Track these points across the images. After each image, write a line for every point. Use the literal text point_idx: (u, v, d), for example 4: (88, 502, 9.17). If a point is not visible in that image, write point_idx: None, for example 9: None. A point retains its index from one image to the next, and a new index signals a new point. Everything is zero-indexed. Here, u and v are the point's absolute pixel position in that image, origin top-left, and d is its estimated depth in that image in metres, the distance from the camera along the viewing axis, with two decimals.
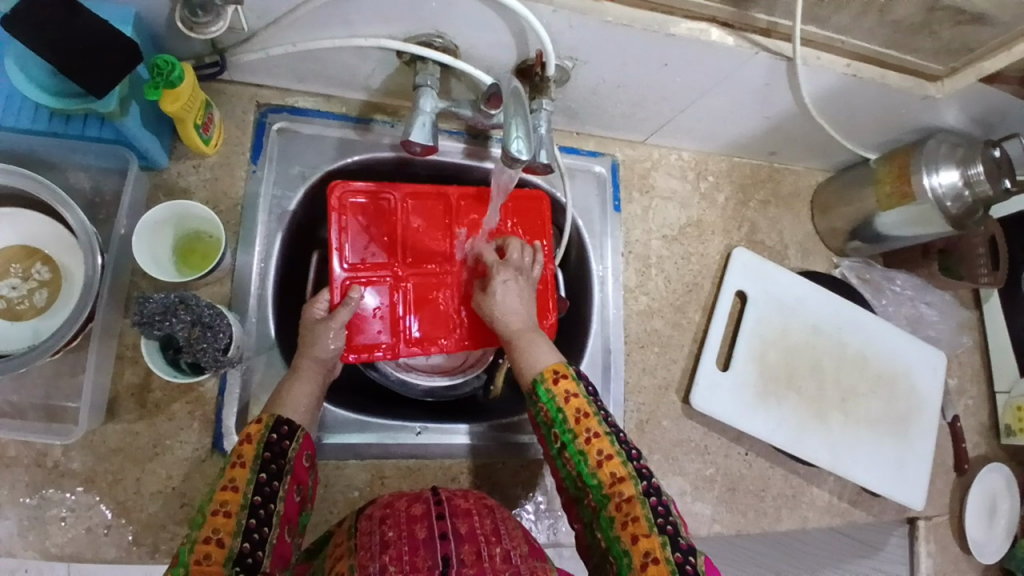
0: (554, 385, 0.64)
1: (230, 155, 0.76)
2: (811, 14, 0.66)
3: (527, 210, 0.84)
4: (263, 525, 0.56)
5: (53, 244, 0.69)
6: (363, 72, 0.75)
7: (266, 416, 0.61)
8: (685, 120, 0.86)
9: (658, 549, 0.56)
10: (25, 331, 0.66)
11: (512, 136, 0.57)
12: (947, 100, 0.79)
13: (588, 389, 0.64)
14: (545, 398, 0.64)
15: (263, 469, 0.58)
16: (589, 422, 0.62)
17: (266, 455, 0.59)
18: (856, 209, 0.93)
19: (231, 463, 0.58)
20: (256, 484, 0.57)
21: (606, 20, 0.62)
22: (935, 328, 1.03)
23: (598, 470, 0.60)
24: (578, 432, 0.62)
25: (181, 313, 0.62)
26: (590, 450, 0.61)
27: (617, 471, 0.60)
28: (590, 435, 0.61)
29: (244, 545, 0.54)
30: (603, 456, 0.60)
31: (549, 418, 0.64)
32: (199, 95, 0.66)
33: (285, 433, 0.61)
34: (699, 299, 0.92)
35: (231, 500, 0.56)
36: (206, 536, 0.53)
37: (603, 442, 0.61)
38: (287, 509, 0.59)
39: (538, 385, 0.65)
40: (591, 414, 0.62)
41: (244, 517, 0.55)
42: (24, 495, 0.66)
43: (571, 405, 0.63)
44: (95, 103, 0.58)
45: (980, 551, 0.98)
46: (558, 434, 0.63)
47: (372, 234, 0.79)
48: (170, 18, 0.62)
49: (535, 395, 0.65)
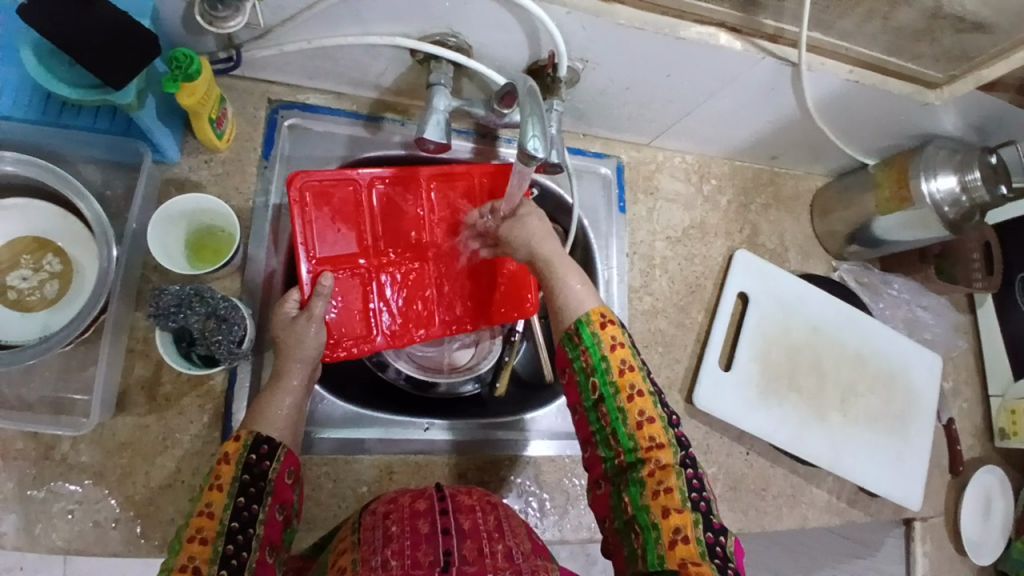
0: (600, 330, 0.60)
1: (242, 151, 0.77)
2: (817, 19, 0.67)
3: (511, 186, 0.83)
4: (242, 551, 0.55)
5: (65, 236, 0.69)
6: (376, 70, 0.75)
7: (244, 433, 0.60)
8: (690, 123, 0.87)
9: (690, 527, 0.55)
10: (36, 323, 0.66)
11: (528, 135, 0.58)
12: (947, 107, 0.81)
13: (633, 340, 0.61)
14: (589, 342, 0.60)
15: (241, 493, 0.57)
16: (633, 378, 0.59)
17: (244, 478, 0.57)
18: (855, 213, 0.95)
19: (209, 485, 0.57)
20: (234, 508, 0.56)
21: (618, 22, 0.64)
22: (931, 330, 1.05)
23: (637, 431, 0.58)
24: (619, 387, 0.59)
25: (195, 306, 0.63)
26: (631, 408, 0.59)
27: (656, 436, 0.58)
28: (632, 392, 0.59)
29: (220, 572, 0.53)
30: (644, 418, 0.58)
31: (589, 366, 0.60)
32: (215, 90, 0.67)
33: (265, 453, 0.59)
34: (702, 300, 0.94)
35: (208, 526, 0.55)
36: (182, 564, 0.52)
37: (645, 402, 0.59)
38: (267, 531, 0.57)
39: (582, 327, 0.61)
40: (636, 368, 0.60)
41: (220, 544, 0.54)
42: (30, 488, 0.66)
43: (615, 355, 0.60)
44: (113, 95, 0.58)
45: (976, 551, 0.99)
46: (597, 385, 0.60)
47: (341, 225, 0.78)
48: (188, 13, 0.63)
49: (577, 337, 0.61)
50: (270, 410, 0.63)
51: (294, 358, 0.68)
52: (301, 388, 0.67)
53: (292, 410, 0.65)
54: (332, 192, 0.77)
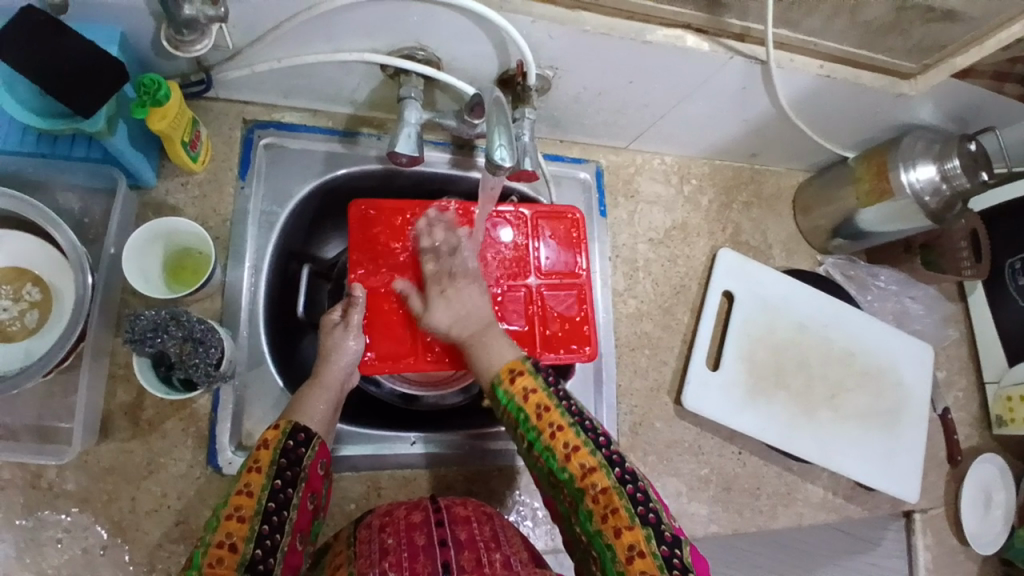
0: (512, 385, 0.63)
1: (218, 171, 0.77)
2: (783, 18, 0.68)
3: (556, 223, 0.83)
4: (275, 532, 0.57)
5: (43, 264, 0.69)
6: (349, 85, 0.76)
7: (284, 422, 0.62)
8: (666, 125, 0.87)
9: (643, 543, 0.55)
10: (17, 352, 0.66)
11: (495, 144, 0.59)
12: (921, 98, 0.81)
13: (546, 381, 0.62)
14: (505, 400, 0.63)
15: (278, 475, 0.59)
16: (550, 416, 0.60)
17: (282, 462, 0.59)
18: (836, 208, 0.95)
19: (246, 467, 0.59)
20: (271, 490, 0.58)
21: (584, 29, 0.64)
22: (920, 321, 1.05)
23: (568, 464, 0.59)
24: (541, 428, 0.60)
25: (173, 329, 0.63)
26: (556, 444, 0.59)
27: (586, 461, 0.58)
28: (554, 429, 0.60)
29: (256, 551, 0.55)
30: (570, 449, 0.59)
31: (512, 418, 0.62)
32: (186, 114, 0.67)
33: (302, 440, 0.62)
34: (688, 300, 0.93)
35: (245, 505, 0.56)
36: (220, 540, 0.54)
37: (568, 434, 0.59)
38: (299, 517, 0.59)
39: (496, 386, 0.63)
40: (553, 407, 0.61)
41: (257, 523, 0.56)
42: (18, 517, 0.66)
43: (531, 402, 0.61)
44: (82, 123, 0.59)
45: (978, 542, 0.98)
46: (523, 433, 0.62)
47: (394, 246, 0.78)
48: (156, 38, 0.63)
49: (494, 397, 0.64)
50: (306, 404, 0.66)
51: (333, 362, 0.70)
52: (331, 403, 0.68)
53: (323, 420, 0.66)
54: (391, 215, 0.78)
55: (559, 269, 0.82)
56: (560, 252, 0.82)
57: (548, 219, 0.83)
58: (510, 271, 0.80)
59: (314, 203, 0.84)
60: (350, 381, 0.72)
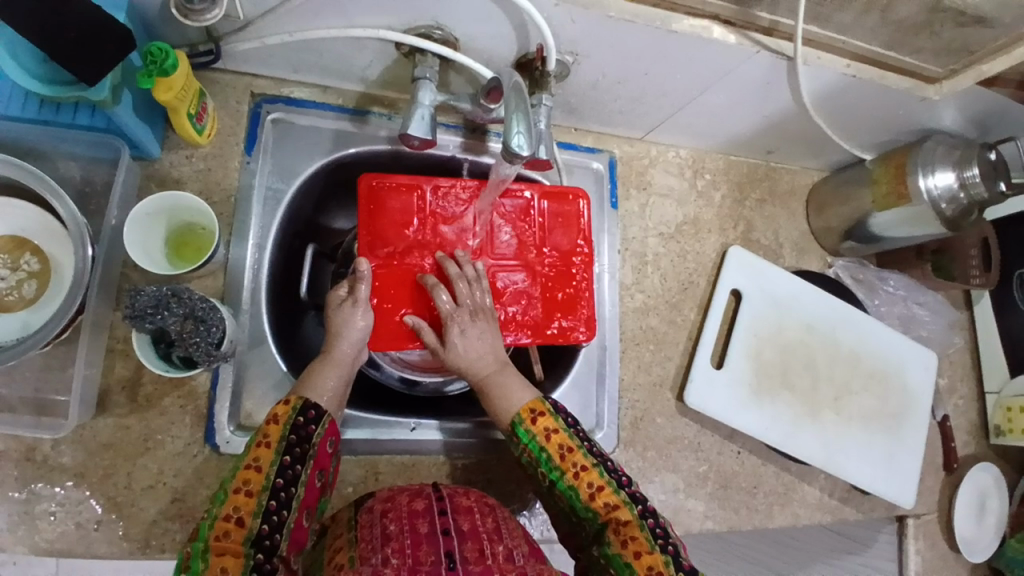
0: (532, 425, 0.65)
1: (224, 145, 0.75)
2: (813, 12, 0.66)
3: (559, 208, 0.82)
4: (283, 509, 0.56)
5: (42, 234, 0.67)
6: (360, 63, 0.73)
7: (294, 398, 0.62)
8: (683, 117, 0.85)
9: (661, 567, 0.59)
10: (14, 323, 0.65)
11: (513, 131, 0.57)
12: (946, 102, 0.80)
13: (567, 422, 0.66)
14: (526, 439, 0.65)
15: (287, 452, 0.58)
16: (573, 456, 0.64)
17: (291, 438, 0.59)
18: (852, 209, 0.94)
19: (256, 442, 0.58)
20: (280, 466, 0.57)
21: (608, 14, 0.62)
22: (926, 327, 1.04)
23: (591, 503, 0.62)
24: (565, 468, 0.64)
25: (173, 306, 0.62)
26: (580, 484, 0.63)
27: (610, 500, 0.62)
28: (577, 469, 0.63)
29: (262, 526, 0.54)
30: (594, 489, 0.63)
31: (533, 458, 0.65)
32: (193, 84, 0.65)
33: (311, 418, 0.61)
34: (695, 297, 0.92)
35: (254, 479, 0.56)
36: (227, 514, 0.54)
37: (592, 474, 0.63)
38: (306, 494, 0.59)
39: (517, 427, 0.66)
40: (576, 449, 0.64)
41: (264, 498, 0.56)
42: (13, 489, 0.65)
43: (553, 444, 0.65)
44: (87, 91, 0.57)
45: (968, 549, 0.99)
46: (545, 473, 0.65)
47: (401, 220, 0.76)
48: (164, 6, 0.61)
49: (515, 436, 0.66)
50: (317, 380, 0.65)
51: (343, 340, 0.69)
52: (341, 383, 0.67)
53: (334, 398, 0.66)
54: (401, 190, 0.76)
55: (559, 258, 0.81)
56: (568, 238, 0.82)
57: (559, 203, 0.82)
58: (519, 254, 0.80)
59: (320, 182, 0.82)
60: (361, 358, 0.71)
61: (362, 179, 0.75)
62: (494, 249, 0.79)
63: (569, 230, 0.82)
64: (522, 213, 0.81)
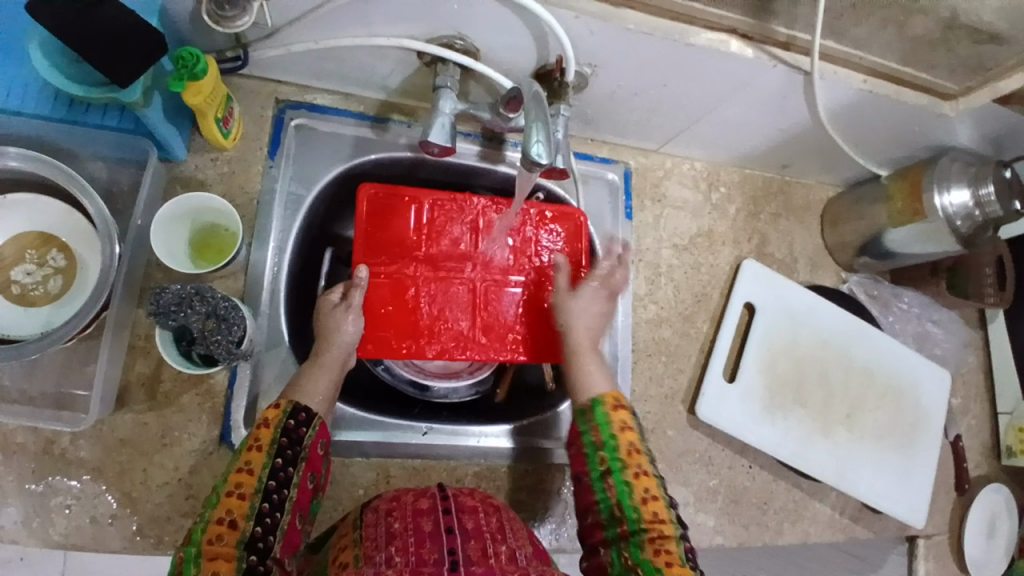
0: (612, 412, 0.67)
1: (247, 150, 0.77)
2: (830, 28, 0.66)
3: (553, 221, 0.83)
4: (275, 511, 0.57)
5: (69, 232, 0.69)
6: (382, 71, 0.75)
7: (284, 402, 0.62)
8: (698, 130, 0.86)
9: None
10: (38, 319, 0.66)
11: (532, 140, 0.58)
12: (961, 120, 0.80)
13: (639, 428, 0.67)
14: (602, 420, 0.66)
15: (278, 454, 0.59)
16: (639, 458, 0.65)
17: (282, 441, 0.59)
18: (866, 225, 0.94)
19: (248, 446, 0.59)
20: (272, 468, 0.58)
21: (626, 27, 0.63)
22: (941, 345, 1.03)
23: (642, 504, 0.62)
24: (627, 463, 0.64)
25: (196, 304, 0.63)
26: (637, 484, 0.63)
27: (659, 512, 0.62)
28: (639, 470, 0.64)
29: (255, 529, 0.55)
30: (648, 495, 0.63)
31: (599, 441, 0.65)
32: (221, 89, 0.66)
33: (303, 420, 0.61)
34: (708, 309, 0.93)
35: (246, 483, 0.57)
36: (220, 517, 0.54)
37: (650, 481, 0.64)
38: (298, 496, 0.59)
39: (598, 405, 0.67)
40: (642, 451, 0.65)
41: (256, 501, 0.56)
42: (30, 482, 0.66)
43: (624, 436, 0.65)
44: (118, 93, 0.58)
45: (981, 572, 0.98)
46: (605, 458, 0.65)
47: (391, 232, 0.78)
48: (195, 12, 0.62)
49: (589, 413, 0.67)
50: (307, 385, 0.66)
51: (334, 343, 0.69)
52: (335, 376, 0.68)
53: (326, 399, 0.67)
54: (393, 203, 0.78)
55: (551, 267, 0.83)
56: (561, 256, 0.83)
57: (556, 217, 0.84)
58: (506, 268, 0.82)
59: (341, 188, 0.84)
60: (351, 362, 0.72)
61: (361, 190, 0.77)
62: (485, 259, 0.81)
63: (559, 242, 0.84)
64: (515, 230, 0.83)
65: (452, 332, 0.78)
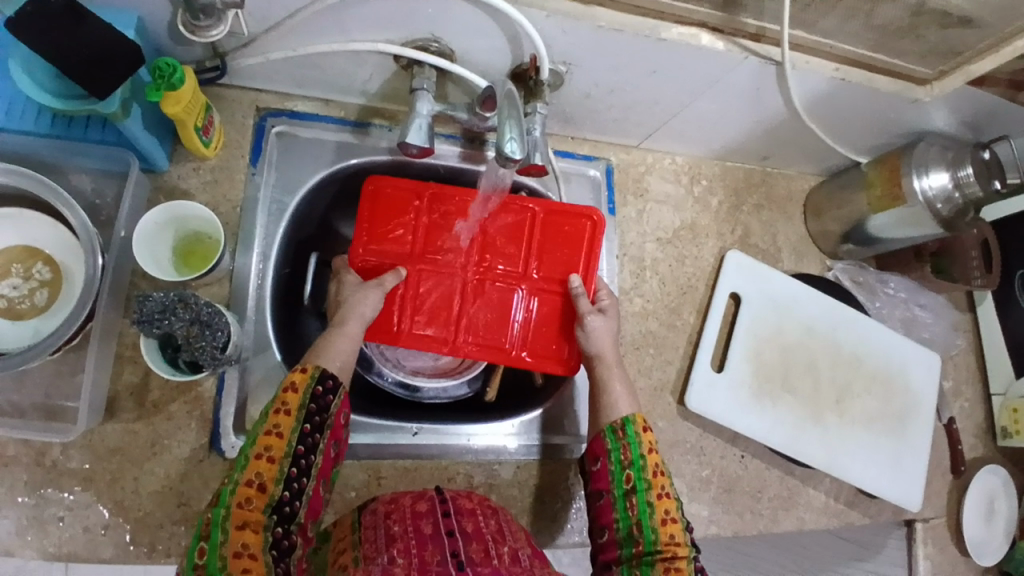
0: (641, 432, 0.68)
1: (230, 158, 0.78)
2: (798, 18, 0.67)
3: (565, 239, 0.81)
4: (303, 476, 0.58)
5: (54, 245, 0.70)
6: (360, 77, 0.76)
7: (312, 366, 0.61)
8: (677, 125, 0.87)
9: None
10: (25, 331, 0.67)
11: (506, 138, 0.59)
12: (936, 103, 0.81)
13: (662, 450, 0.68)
14: (631, 439, 0.67)
15: (307, 420, 0.59)
16: (663, 480, 0.66)
17: (311, 407, 0.59)
18: (848, 212, 0.95)
19: (274, 409, 0.58)
20: (301, 433, 0.58)
21: (598, 24, 0.64)
22: (929, 329, 1.04)
23: (661, 527, 0.63)
24: (653, 484, 0.65)
25: (180, 312, 0.63)
26: (659, 505, 0.64)
27: (675, 535, 0.64)
28: (662, 491, 0.65)
29: (284, 493, 0.56)
30: (668, 517, 0.64)
31: (627, 459, 0.66)
32: (200, 98, 0.67)
33: (329, 388, 0.61)
34: (695, 301, 0.93)
35: (276, 446, 0.57)
36: (249, 479, 0.55)
37: (671, 503, 0.65)
38: (323, 464, 0.60)
39: (628, 424, 0.68)
40: (666, 473, 0.67)
41: (286, 465, 0.57)
42: (22, 494, 0.67)
43: (652, 458, 0.67)
44: (98, 104, 0.59)
45: (979, 552, 0.98)
46: (631, 477, 0.66)
47: (397, 225, 0.79)
48: (173, 23, 0.64)
49: (621, 431, 0.68)
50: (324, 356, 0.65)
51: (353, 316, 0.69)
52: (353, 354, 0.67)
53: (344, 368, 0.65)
54: (402, 196, 0.79)
55: (556, 283, 0.80)
56: (565, 267, 0.80)
57: (567, 226, 0.81)
58: (510, 277, 0.80)
59: (325, 193, 0.84)
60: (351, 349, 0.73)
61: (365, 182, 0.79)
62: (490, 270, 0.80)
63: (569, 260, 0.81)
64: (521, 236, 0.80)
65: (439, 329, 0.79)
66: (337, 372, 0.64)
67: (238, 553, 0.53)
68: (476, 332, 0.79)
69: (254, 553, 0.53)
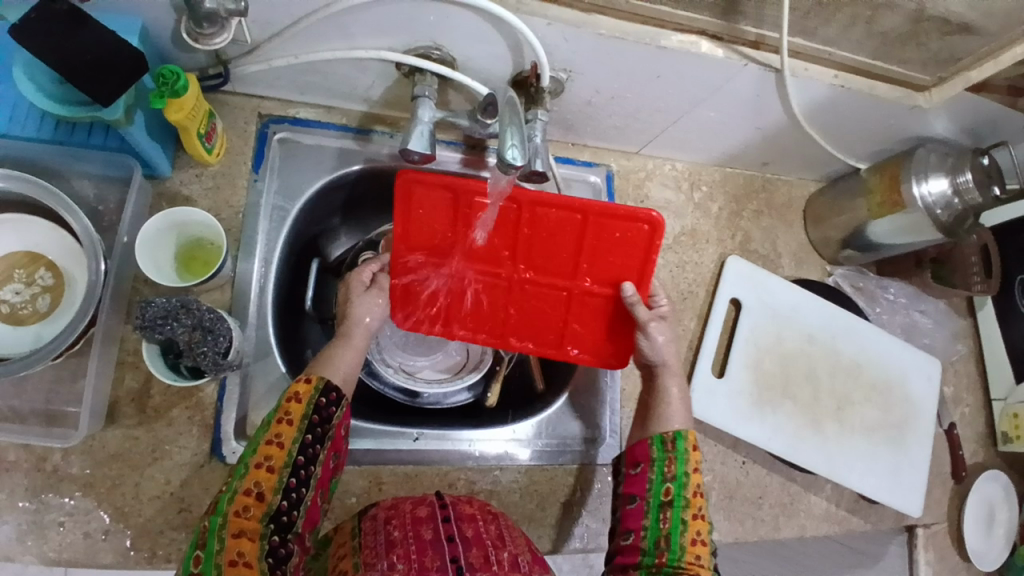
0: (691, 450, 0.68)
1: (232, 165, 0.78)
2: (799, 26, 0.68)
3: (615, 237, 0.74)
4: (301, 486, 0.58)
5: (57, 250, 0.70)
6: (362, 84, 0.77)
7: (316, 377, 0.62)
8: (677, 131, 0.87)
9: None
10: (26, 336, 0.67)
11: (508, 144, 0.59)
12: (936, 110, 0.81)
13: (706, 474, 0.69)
14: (680, 454, 0.68)
15: (308, 431, 0.59)
16: (700, 501, 0.66)
17: (312, 418, 0.60)
18: (847, 219, 0.95)
19: (277, 418, 0.59)
20: (301, 444, 0.58)
21: (599, 32, 0.64)
22: (929, 335, 1.04)
23: (690, 545, 0.64)
24: (690, 503, 0.66)
25: (182, 317, 0.64)
26: (693, 524, 0.65)
27: (701, 556, 0.64)
28: (697, 512, 0.66)
29: (282, 503, 0.56)
30: (698, 538, 0.65)
31: (672, 472, 0.67)
32: (203, 106, 0.68)
33: (332, 400, 0.61)
34: (695, 307, 0.93)
35: (275, 456, 0.57)
36: (248, 488, 0.55)
37: (703, 525, 0.66)
38: (322, 475, 0.60)
39: (680, 439, 0.69)
40: (705, 495, 0.67)
41: (285, 475, 0.57)
42: (22, 499, 0.67)
43: (695, 477, 0.67)
44: (101, 111, 0.60)
45: (980, 560, 0.97)
46: (671, 489, 0.66)
47: (434, 224, 0.74)
48: (177, 31, 0.64)
49: (670, 444, 0.68)
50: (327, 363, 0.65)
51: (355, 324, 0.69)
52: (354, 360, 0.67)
53: (346, 374, 0.65)
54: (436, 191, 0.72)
55: (604, 284, 0.76)
56: (620, 272, 0.75)
57: (624, 229, 0.73)
58: (556, 279, 0.76)
59: (326, 199, 0.85)
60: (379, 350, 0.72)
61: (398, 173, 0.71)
62: (533, 269, 0.76)
63: (622, 260, 0.75)
64: (569, 237, 0.74)
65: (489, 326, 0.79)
66: (340, 385, 0.64)
67: (234, 561, 0.52)
68: (526, 330, 0.79)
69: (249, 561, 0.53)
